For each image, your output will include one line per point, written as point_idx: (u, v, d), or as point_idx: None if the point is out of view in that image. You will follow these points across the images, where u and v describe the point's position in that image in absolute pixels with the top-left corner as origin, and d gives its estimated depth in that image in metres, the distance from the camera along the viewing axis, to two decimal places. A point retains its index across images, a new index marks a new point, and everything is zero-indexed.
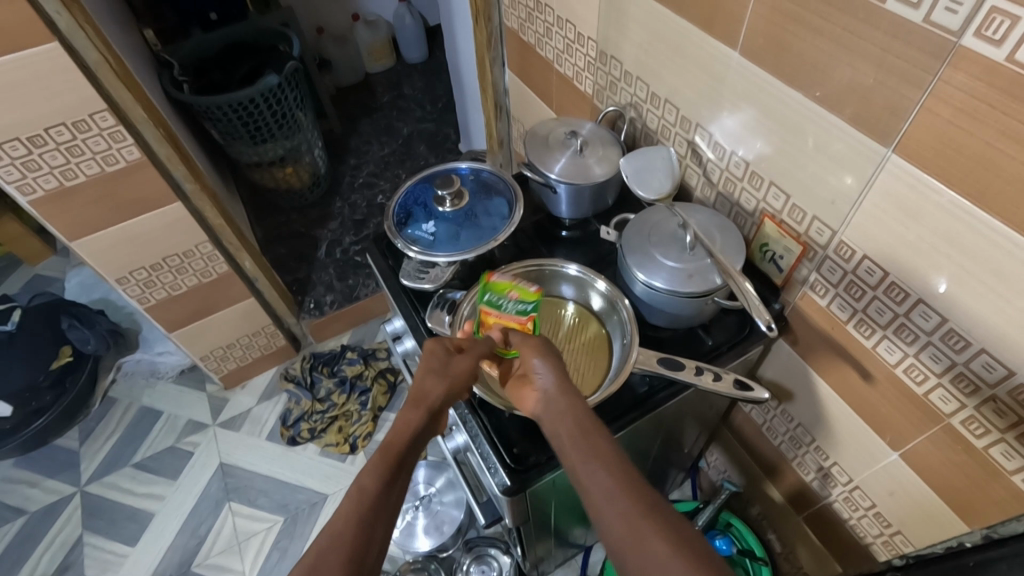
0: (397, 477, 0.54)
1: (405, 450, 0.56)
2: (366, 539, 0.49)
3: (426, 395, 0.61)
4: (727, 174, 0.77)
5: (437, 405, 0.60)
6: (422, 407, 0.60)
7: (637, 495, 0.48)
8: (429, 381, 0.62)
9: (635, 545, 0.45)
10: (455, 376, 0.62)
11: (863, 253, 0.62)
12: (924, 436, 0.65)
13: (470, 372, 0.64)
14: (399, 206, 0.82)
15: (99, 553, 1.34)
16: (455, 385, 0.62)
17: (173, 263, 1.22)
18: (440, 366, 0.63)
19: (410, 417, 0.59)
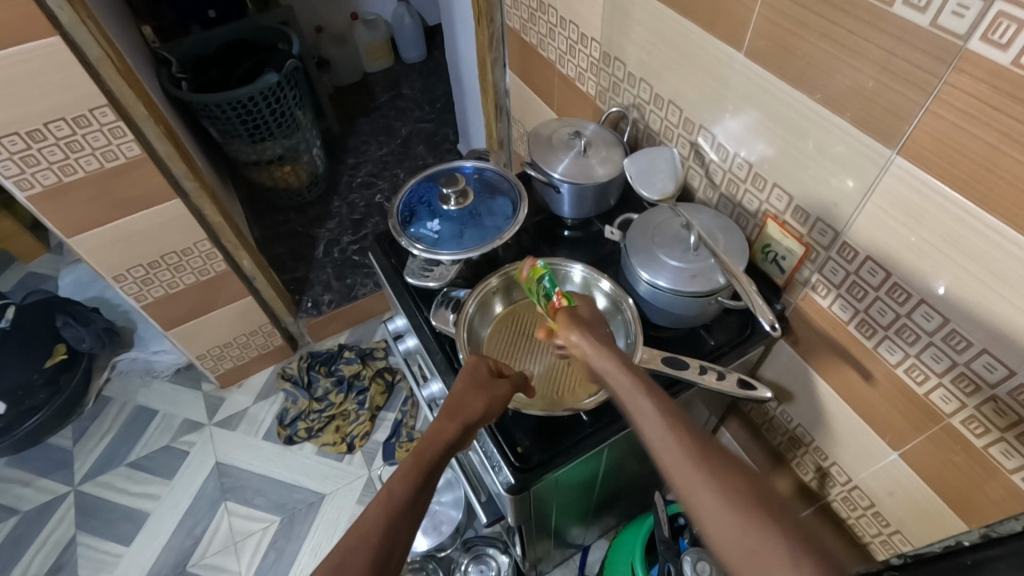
0: (426, 485, 0.55)
1: (436, 459, 0.57)
2: (392, 542, 0.49)
3: (464, 409, 0.61)
4: (730, 176, 0.77)
5: (473, 420, 0.61)
6: (460, 420, 0.60)
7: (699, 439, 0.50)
8: (470, 397, 0.62)
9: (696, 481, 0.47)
10: (494, 397, 0.64)
11: (865, 254, 0.63)
12: (924, 436, 0.66)
13: (506, 395, 0.65)
14: (403, 204, 0.82)
15: (92, 553, 1.33)
16: (493, 404, 0.64)
17: (171, 261, 1.21)
18: (482, 385, 0.64)
19: (448, 429, 0.59)
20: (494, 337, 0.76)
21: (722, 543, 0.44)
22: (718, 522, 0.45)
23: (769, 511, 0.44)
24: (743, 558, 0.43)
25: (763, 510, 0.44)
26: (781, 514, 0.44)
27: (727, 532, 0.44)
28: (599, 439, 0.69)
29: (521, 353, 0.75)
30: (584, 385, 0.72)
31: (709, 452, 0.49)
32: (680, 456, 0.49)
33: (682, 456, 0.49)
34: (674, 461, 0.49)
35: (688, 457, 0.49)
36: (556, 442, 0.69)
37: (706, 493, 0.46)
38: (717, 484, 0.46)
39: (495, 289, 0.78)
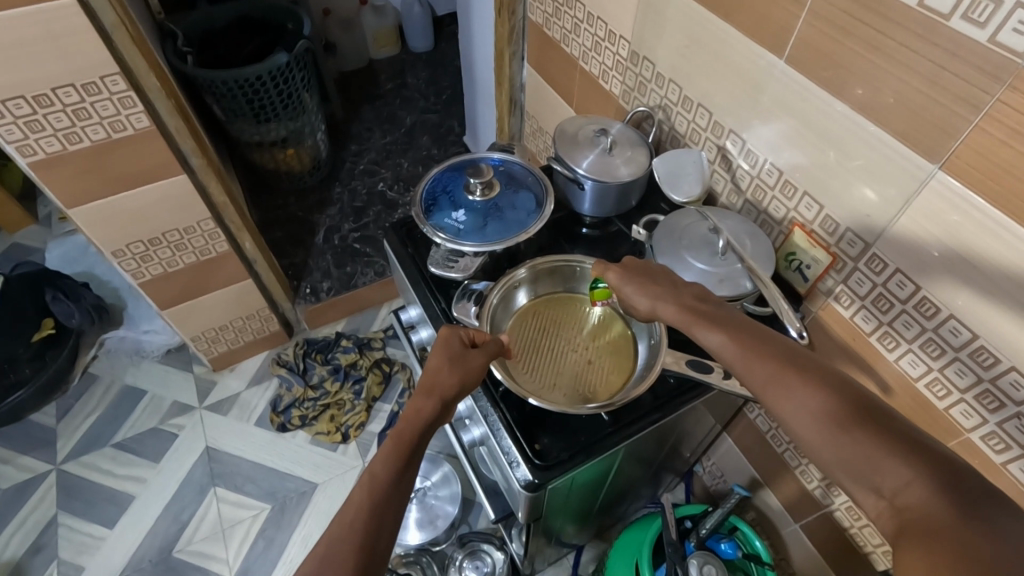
0: (409, 465, 0.55)
1: (418, 438, 0.57)
2: (378, 528, 0.50)
3: (439, 384, 0.60)
4: (757, 182, 0.77)
5: (450, 394, 0.60)
6: (436, 397, 0.59)
7: (769, 356, 0.51)
8: (444, 372, 0.61)
9: (777, 389, 0.49)
10: (468, 369, 0.62)
11: (895, 267, 0.63)
12: None
13: (483, 366, 0.63)
14: (426, 193, 0.81)
15: (74, 535, 1.29)
16: (471, 375, 0.62)
17: (173, 239, 1.18)
18: (455, 358, 0.62)
19: (423, 407, 0.58)
20: (517, 329, 0.76)
21: (813, 450, 0.46)
22: (805, 433, 0.47)
23: (863, 415, 0.45)
24: (836, 465, 0.45)
25: (855, 416, 0.45)
26: (877, 418, 0.44)
27: (815, 441, 0.46)
28: (620, 438, 0.68)
29: (542, 345, 0.75)
30: (606, 385, 0.71)
31: (795, 368, 0.50)
32: (763, 377, 0.51)
33: (767, 373, 0.51)
34: (761, 379, 0.51)
35: (773, 373, 0.50)
36: (575, 440, 0.69)
37: (789, 408, 0.48)
38: (800, 399, 0.48)
39: (521, 280, 0.77)
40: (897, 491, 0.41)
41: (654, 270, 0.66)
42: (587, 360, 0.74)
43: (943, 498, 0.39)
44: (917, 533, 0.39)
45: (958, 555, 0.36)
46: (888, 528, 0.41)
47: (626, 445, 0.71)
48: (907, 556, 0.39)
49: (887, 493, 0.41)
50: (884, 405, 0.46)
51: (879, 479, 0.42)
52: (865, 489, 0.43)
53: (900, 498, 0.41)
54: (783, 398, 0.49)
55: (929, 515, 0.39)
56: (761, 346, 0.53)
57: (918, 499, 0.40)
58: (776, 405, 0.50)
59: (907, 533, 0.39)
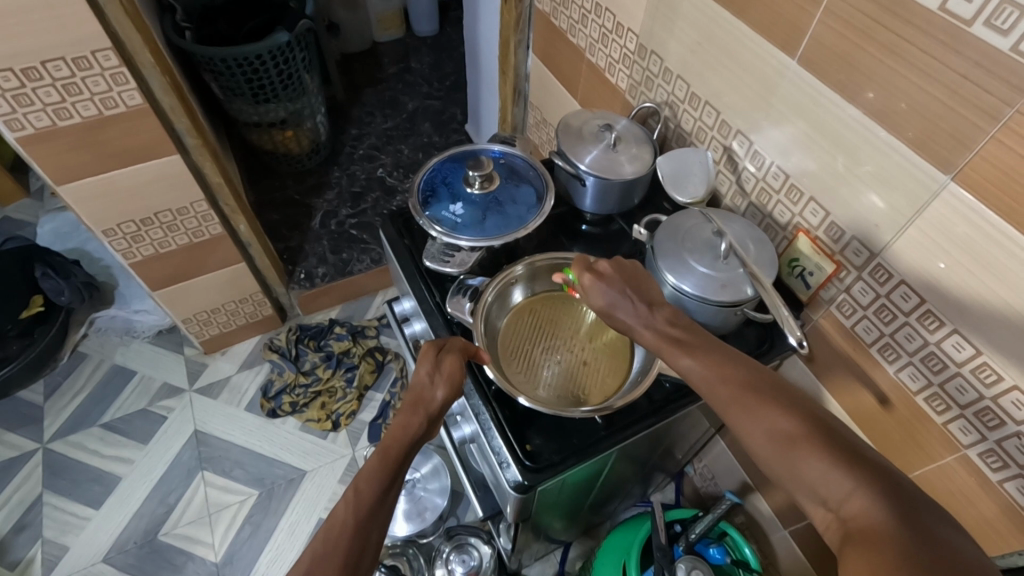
0: (396, 480, 0.55)
1: (404, 454, 0.57)
2: (366, 538, 0.49)
3: (425, 399, 0.61)
4: (763, 185, 0.76)
5: (435, 410, 0.61)
6: (422, 412, 0.60)
7: (736, 378, 0.51)
8: (430, 388, 0.62)
9: (739, 404, 0.49)
10: (453, 386, 0.63)
11: (900, 278, 0.62)
12: (936, 465, 0.66)
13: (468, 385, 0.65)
14: (424, 183, 0.79)
15: (59, 515, 1.28)
16: (455, 394, 0.63)
17: (165, 220, 1.16)
18: (441, 373, 0.63)
19: (411, 421, 0.59)
20: (511, 327, 0.74)
21: (767, 465, 0.46)
22: (760, 446, 0.47)
23: (820, 430, 0.45)
24: (788, 476, 0.44)
25: (809, 430, 0.45)
26: (833, 433, 0.44)
27: (771, 454, 0.46)
28: (613, 442, 0.67)
29: (538, 344, 0.73)
30: (600, 387, 0.70)
31: (757, 383, 0.50)
32: (723, 392, 0.51)
33: (728, 391, 0.51)
34: (723, 395, 0.51)
35: (734, 392, 0.50)
36: (568, 441, 0.67)
37: (750, 421, 0.48)
38: (760, 411, 0.47)
39: (519, 277, 0.75)
40: (843, 501, 0.41)
41: (629, 276, 0.65)
42: (582, 360, 0.72)
43: (886, 509, 0.39)
44: (860, 540, 0.38)
45: (895, 558, 0.36)
46: (834, 542, 0.41)
47: (619, 448, 0.70)
48: (849, 564, 0.38)
49: (833, 504, 0.41)
50: (842, 426, 0.46)
51: (827, 491, 0.42)
52: (814, 499, 0.42)
53: (846, 509, 0.40)
54: (743, 412, 0.48)
55: (870, 523, 0.38)
56: (733, 365, 0.53)
57: (862, 510, 0.39)
58: (733, 419, 0.49)
59: (852, 542, 0.39)
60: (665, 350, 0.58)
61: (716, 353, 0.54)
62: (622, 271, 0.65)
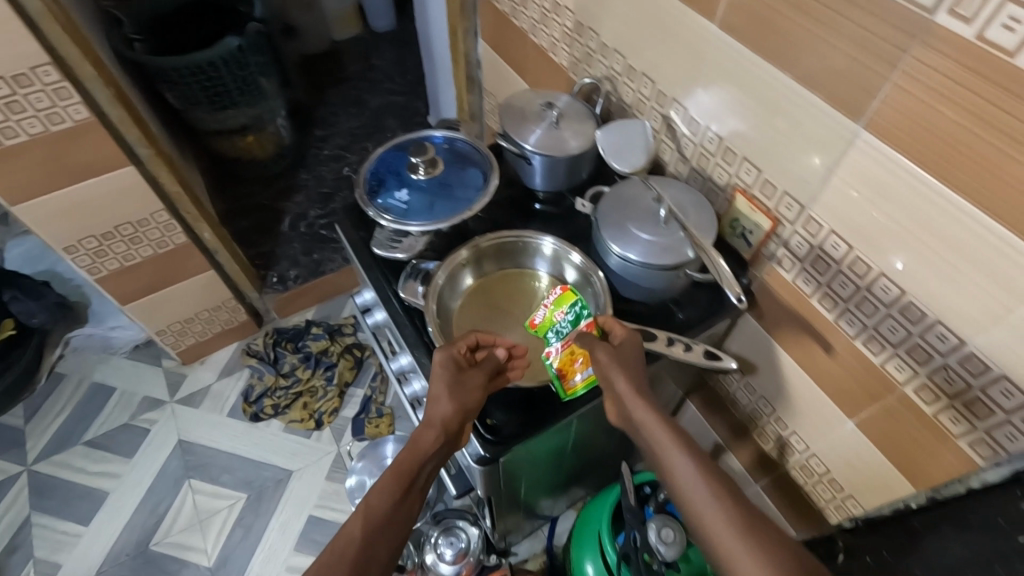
0: (406, 496, 0.57)
1: (416, 470, 0.59)
2: (373, 551, 0.52)
3: (438, 413, 0.61)
4: (700, 150, 0.77)
5: (450, 423, 0.62)
6: (437, 427, 0.61)
7: (728, 502, 0.50)
8: (443, 401, 0.62)
9: (731, 532, 0.48)
10: (466, 395, 0.63)
11: (829, 228, 0.64)
12: (879, 404, 0.68)
13: (482, 391, 0.65)
14: (370, 173, 0.80)
15: (50, 533, 1.29)
16: (468, 406, 0.63)
17: (126, 232, 1.16)
18: (453, 384, 0.63)
19: (424, 438, 0.60)
20: (464, 309, 0.75)
21: None
22: None
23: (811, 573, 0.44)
24: None
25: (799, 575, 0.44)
26: None
27: None
28: (569, 409, 0.69)
29: (492, 323, 0.75)
30: None
31: (751, 516, 0.49)
32: (717, 518, 0.49)
33: (720, 515, 0.49)
34: (713, 520, 0.50)
35: (727, 517, 0.49)
36: (527, 413, 0.69)
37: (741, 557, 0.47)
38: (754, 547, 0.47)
39: (466, 261, 0.75)
40: None
41: (633, 353, 0.64)
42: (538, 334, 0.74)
43: None
44: None
45: None
46: None
47: (579, 414, 0.72)
48: None
49: None
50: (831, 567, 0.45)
51: None
52: None
53: None
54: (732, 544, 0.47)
55: None
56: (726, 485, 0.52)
57: None
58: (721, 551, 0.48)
59: None
60: (657, 449, 0.57)
61: (713, 470, 0.53)
62: (626, 349, 0.64)
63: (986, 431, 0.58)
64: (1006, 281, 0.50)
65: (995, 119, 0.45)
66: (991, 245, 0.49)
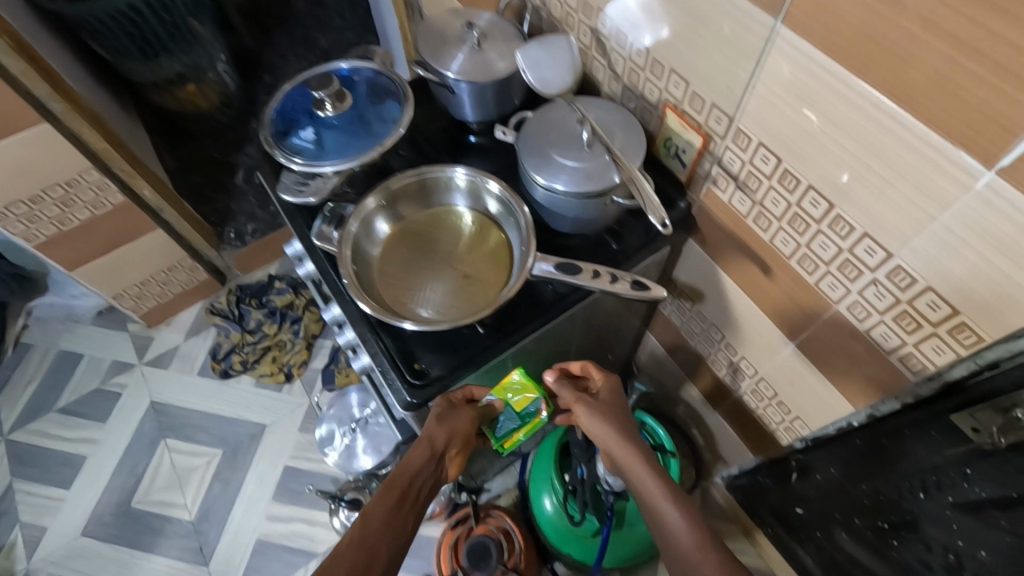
0: (402, 505, 0.58)
1: (410, 484, 0.60)
2: (374, 555, 0.53)
3: (425, 433, 0.64)
4: (630, 65, 0.71)
5: (441, 447, 0.63)
6: (427, 446, 0.63)
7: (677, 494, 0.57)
8: (433, 426, 0.64)
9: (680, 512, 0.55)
10: (455, 423, 0.65)
11: (758, 141, 0.59)
12: (817, 325, 0.66)
13: (475, 421, 0.67)
14: (276, 114, 0.75)
15: (33, 499, 1.32)
16: (457, 431, 0.64)
17: (56, 195, 1.11)
18: (444, 413, 0.65)
19: (415, 453, 0.62)
20: (385, 257, 0.71)
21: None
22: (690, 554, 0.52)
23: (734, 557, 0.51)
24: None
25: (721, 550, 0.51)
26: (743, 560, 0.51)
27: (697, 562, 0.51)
28: (497, 349, 0.68)
29: (414, 267, 0.71)
30: (483, 295, 0.69)
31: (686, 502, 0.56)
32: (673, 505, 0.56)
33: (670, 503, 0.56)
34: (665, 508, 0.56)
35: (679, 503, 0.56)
36: (455, 354, 0.68)
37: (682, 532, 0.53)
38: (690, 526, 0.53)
39: (380, 206, 0.71)
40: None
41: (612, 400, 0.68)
42: (463, 275, 0.70)
43: None
44: None
45: None
46: None
47: (510, 353, 0.71)
48: None
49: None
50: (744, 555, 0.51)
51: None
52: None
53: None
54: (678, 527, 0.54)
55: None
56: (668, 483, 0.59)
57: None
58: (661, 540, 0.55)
59: None
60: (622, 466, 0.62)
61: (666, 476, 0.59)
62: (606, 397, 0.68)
63: (915, 346, 0.56)
64: (927, 186, 0.46)
65: (911, 2, 0.40)
66: (913, 148, 0.45)
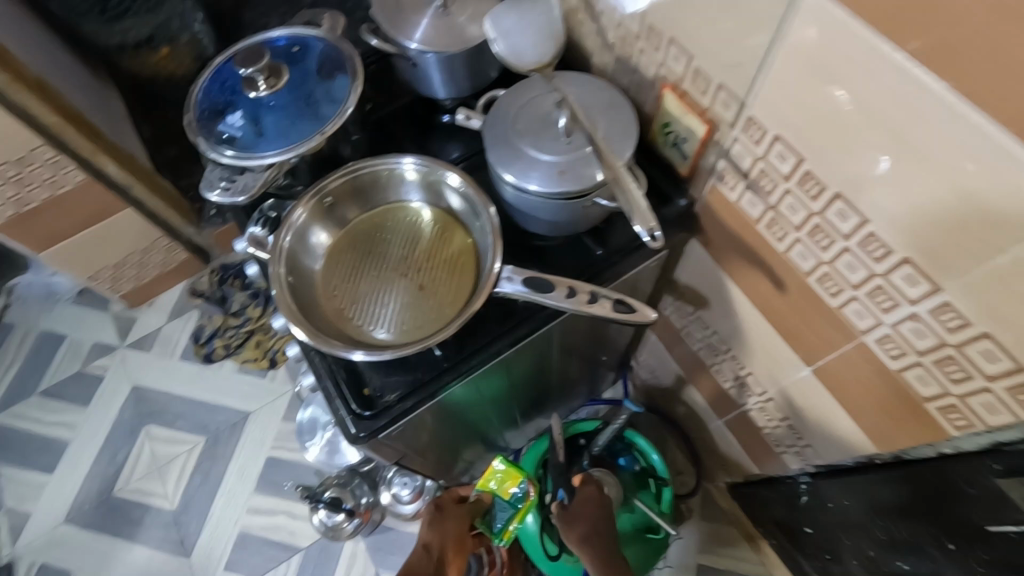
0: None
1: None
2: None
3: (424, 540, 0.84)
4: (623, 32, 0.58)
5: (431, 542, 0.83)
6: (426, 550, 0.82)
7: None
8: (427, 530, 0.85)
9: None
10: (444, 522, 0.85)
11: (775, 133, 0.47)
12: (836, 353, 0.55)
13: (463, 517, 0.86)
14: (202, 97, 0.64)
15: (14, 483, 1.30)
16: (445, 528, 0.84)
17: (9, 174, 1.03)
18: (433, 516, 0.86)
19: (415, 555, 0.82)
20: (329, 271, 0.61)
21: None
22: None
23: None
24: None
25: None
26: None
27: None
28: (457, 373, 0.59)
29: (362, 277, 0.61)
30: (441, 311, 0.59)
31: None
32: None
33: None
34: None
35: None
36: (411, 378, 0.59)
37: None
38: None
39: (323, 205, 0.61)
40: None
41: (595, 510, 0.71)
42: (418, 286, 0.60)
43: None
44: None
45: None
46: None
47: (474, 375, 0.61)
48: None
49: None
50: None
51: None
52: None
53: None
54: None
55: None
56: None
57: None
58: None
59: None
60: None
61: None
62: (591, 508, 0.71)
63: (961, 398, 0.45)
64: (996, 208, 0.34)
65: None
66: (980, 157, 0.33)
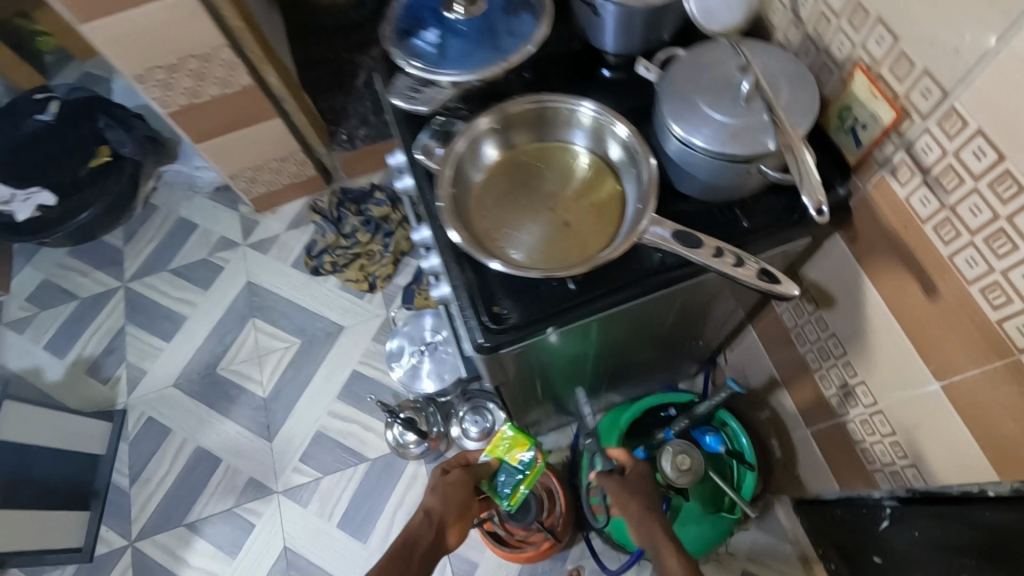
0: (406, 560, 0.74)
1: (410, 541, 0.77)
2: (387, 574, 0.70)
3: (424, 506, 0.84)
4: (822, 9, 0.58)
5: (431, 508, 0.83)
6: (426, 517, 0.81)
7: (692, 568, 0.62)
8: (429, 496, 0.85)
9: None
10: (447, 488, 0.85)
11: (976, 128, 0.46)
12: (980, 369, 0.54)
13: (465, 483, 0.87)
14: (405, 10, 0.70)
15: (138, 343, 1.46)
16: (446, 494, 0.85)
17: (192, 66, 1.15)
18: (435, 485, 0.87)
19: (415, 518, 0.81)
20: (485, 187, 0.65)
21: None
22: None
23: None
24: None
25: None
26: None
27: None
28: (586, 311, 0.62)
29: (513, 202, 0.65)
30: (582, 249, 0.62)
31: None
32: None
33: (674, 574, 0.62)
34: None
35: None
36: (540, 306, 0.62)
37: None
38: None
39: (493, 128, 0.65)
40: None
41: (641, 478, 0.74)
42: (563, 223, 0.64)
43: None
44: None
45: None
46: None
47: (598, 316, 0.64)
48: None
49: None
50: None
51: None
52: None
53: None
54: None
55: None
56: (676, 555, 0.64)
57: None
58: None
59: None
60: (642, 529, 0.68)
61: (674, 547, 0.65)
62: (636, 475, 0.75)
63: None
64: None
65: None
66: None
